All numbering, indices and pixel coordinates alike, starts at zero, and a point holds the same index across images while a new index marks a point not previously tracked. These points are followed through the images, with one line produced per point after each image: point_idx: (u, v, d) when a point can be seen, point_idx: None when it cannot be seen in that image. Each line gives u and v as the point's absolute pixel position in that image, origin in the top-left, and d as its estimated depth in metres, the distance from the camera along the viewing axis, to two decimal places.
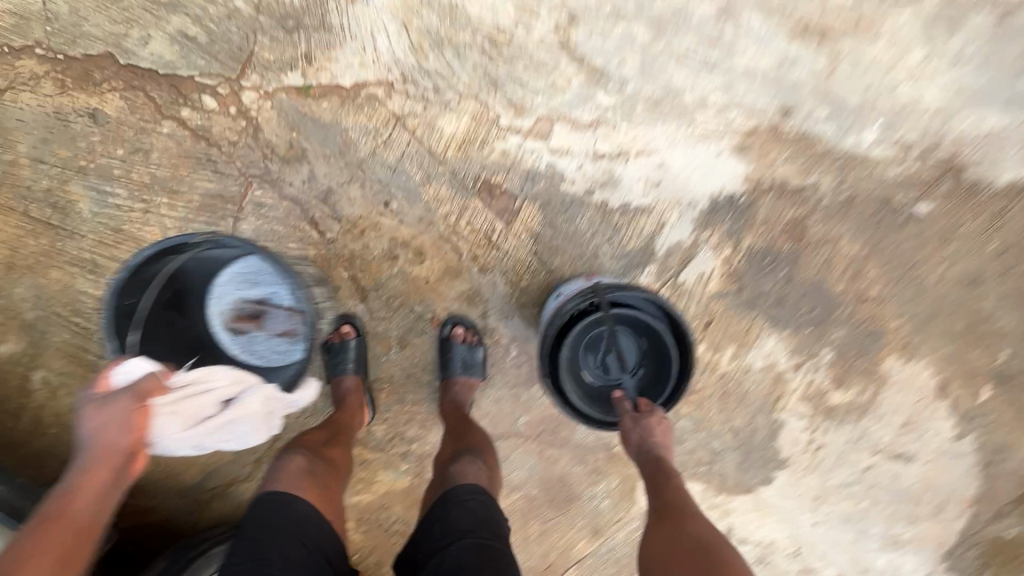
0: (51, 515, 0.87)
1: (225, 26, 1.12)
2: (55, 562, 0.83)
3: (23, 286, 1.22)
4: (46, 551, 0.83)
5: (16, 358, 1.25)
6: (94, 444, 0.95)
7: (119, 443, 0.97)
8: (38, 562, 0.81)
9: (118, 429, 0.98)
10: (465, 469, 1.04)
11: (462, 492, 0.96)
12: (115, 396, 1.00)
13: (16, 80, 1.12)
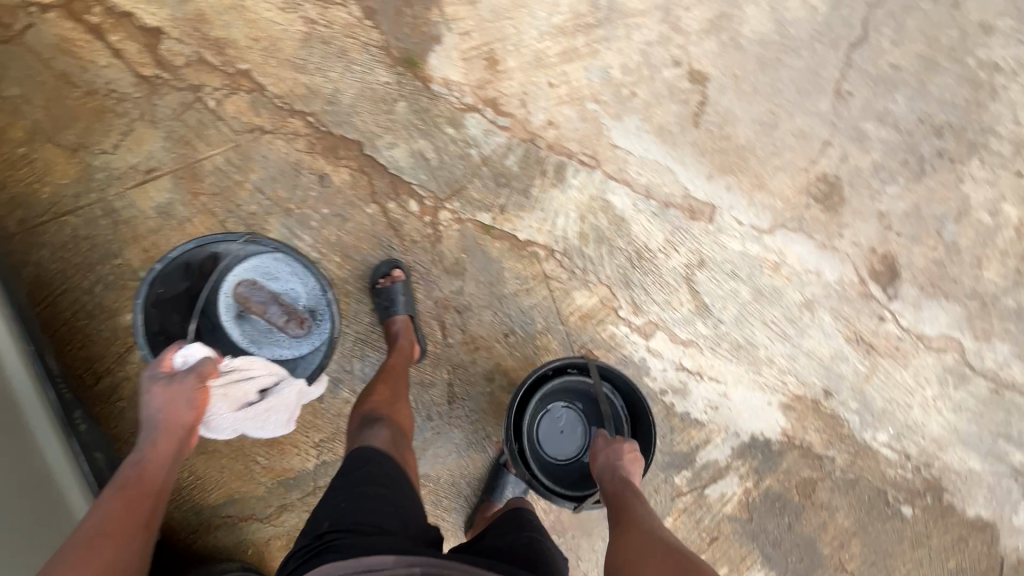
0: (123, 483, 0.99)
1: (456, 162, 1.41)
2: (135, 523, 0.96)
3: None
4: (128, 515, 0.95)
5: (132, 330, 1.34)
6: (159, 420, 1.08)
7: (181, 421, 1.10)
8: (121, 523, 0.94)
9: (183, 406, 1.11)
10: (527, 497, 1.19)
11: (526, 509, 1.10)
12: (183, 375, 1.12)
13: (279, 128, 1.36)
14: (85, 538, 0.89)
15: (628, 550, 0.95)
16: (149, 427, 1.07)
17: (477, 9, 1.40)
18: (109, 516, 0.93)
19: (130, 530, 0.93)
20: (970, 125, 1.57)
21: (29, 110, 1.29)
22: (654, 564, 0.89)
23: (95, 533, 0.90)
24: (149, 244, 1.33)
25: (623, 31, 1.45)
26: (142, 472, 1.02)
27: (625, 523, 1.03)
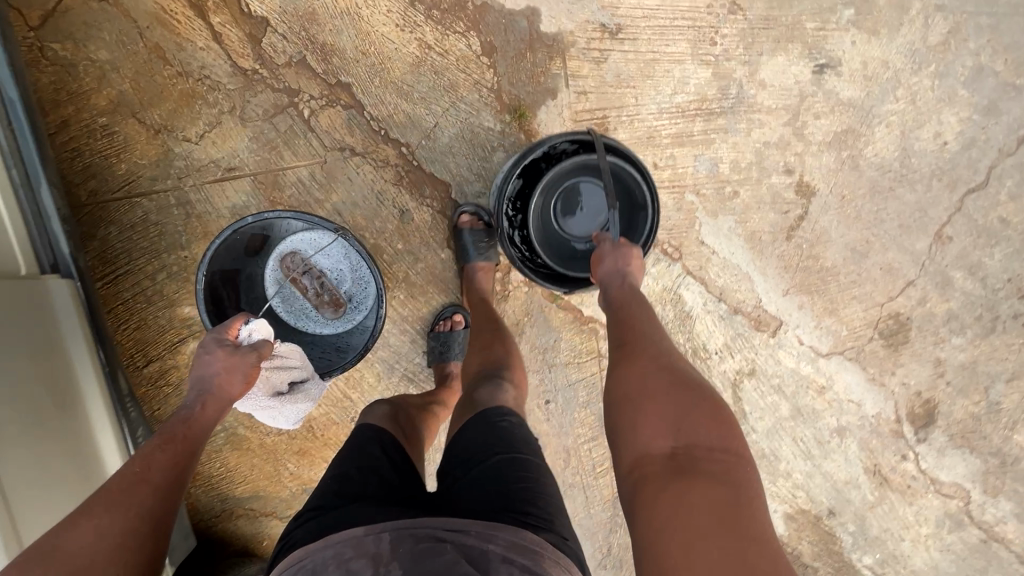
0: (172, 434, 0.95)
1: None
2: (161, 490, 0.86)
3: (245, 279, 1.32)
4: (156, 479, 0.86)
5: (188, 322, 1.33)
6: (210, 382, 1.02)
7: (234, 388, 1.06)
8: (149, 486, 0.85)
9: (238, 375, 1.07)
10: (492, 392, 1.08)
11: (492, 414, 1.01)
12: (245, 349, 1.08)
13: (370, 152, 1.28)
14: (132, 480, 0.85)
15: (625, 382, 0.86)
16: (201, 386, 1.02)
17: (601, 71, 1.30)
18: (154, 462, 0.89)
19: (173, 485, 0.88)
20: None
21: (116, 79, 1.21)
22: (649, 403, 0.81)
23: (141, 478, 0.85)
24: None
25: (744, 126, 1.36)
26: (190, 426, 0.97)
27: (629, 349, 0.93)
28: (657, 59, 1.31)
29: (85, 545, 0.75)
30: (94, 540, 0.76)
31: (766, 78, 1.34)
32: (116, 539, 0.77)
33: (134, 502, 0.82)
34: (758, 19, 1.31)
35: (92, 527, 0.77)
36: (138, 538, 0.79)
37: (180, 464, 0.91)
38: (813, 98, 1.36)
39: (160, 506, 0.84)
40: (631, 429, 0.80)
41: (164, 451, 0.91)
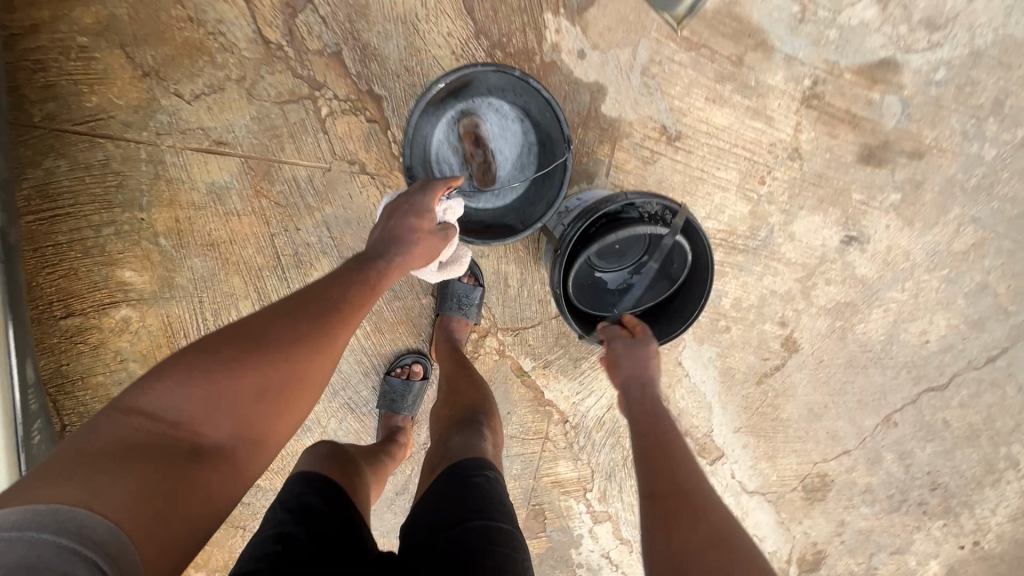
0: (361, 269, 0.84)
1: (532, 302, 1.30)
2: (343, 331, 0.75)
3: (202, 262, 1.19)
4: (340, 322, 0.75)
5: (124, 287, 1.20)
6: (410, 234, 0.91)
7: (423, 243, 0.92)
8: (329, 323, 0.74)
9: (424, 240, 0.93)
10: (470, 438, 0.92)
11: (467, 466, 0.83)
12: (434, 224, 0.96)
13: (381, 175, 1.16)
14: (319, 303, 0.74)
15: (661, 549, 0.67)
16: (393, 242, 0.90)
17: (645, 172, 1.22)
18: (338, 295, 0.77)
19: (353, 321, 0.77)
20: (959, 497, 1.64)
21: (113, 1, 1.04)
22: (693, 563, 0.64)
23: (329, 304, 0.75)
24: (183, 216, 1.16)
25: (758, 270, 1.34)
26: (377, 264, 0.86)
27: (661, 501, 0.73)
28: (703, 180, 1.25)
29: (270, 350, 0.67)
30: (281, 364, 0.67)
31: (795, 231, 1.31)
32: (292, 357, 0.68)
33: (314, 333, 0.71)
34: (811, 174, 1.27)
35: (286, 333, 0.69)
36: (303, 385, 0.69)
37: (361, 302, 0.80)
38: (830, 265, 1.35)
39: (340, 339, 0.74)
40: None
41: (353, 283, 0.80)
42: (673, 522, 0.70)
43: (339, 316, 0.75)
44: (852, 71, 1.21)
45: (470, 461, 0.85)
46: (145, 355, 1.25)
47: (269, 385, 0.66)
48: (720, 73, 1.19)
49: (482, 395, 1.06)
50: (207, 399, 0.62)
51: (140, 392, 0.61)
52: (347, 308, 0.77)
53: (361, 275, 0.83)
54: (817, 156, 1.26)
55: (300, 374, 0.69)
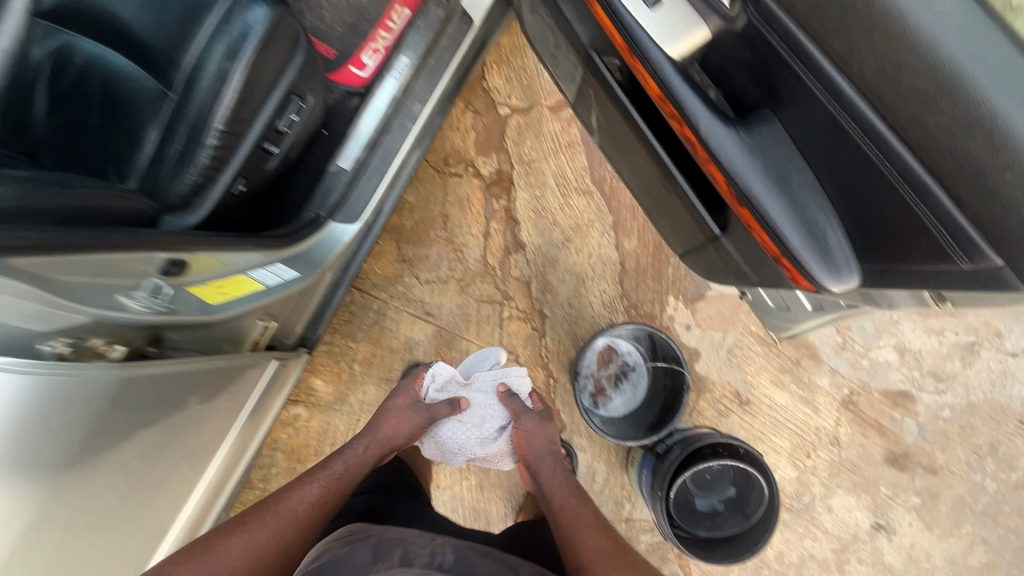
0: (348, 446, 1.21)
1: (610, 500, 1.55)
2: (298, 527, 1.01)
3: (374, 390, 1.55)
4: (293, 519, 1.01)
5: (310, 392, 1.54)
6: (379, 431, 1.24)
7: (400, 419, 1.27)
8: (282, 520, 1.00)
9: (414, 415, 1.29)
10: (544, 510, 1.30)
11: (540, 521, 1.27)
12: (420, 409, 1.30)
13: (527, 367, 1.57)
14: (313, 474, 1.11)
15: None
16: (375, 433, 1.24)
17: (718, 421, 1.60)
18: (302, 499, 1.05)
19: (342, 487, 1.12)
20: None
21: (404, 216, 1.62)
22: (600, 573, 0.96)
23: (322, 473, 1.12)
24: (378, 353, 1.56)
25: (800, 530, 1.58)
26: (359, 444, 1.21)
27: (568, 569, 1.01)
28: (761, 439, 1.60)
29: (279, 509, 1.02)
30: (240, 556, 0.93)
31: (833, 505, 1.59)
32: (296, 511, 1.03)
33: (272, 529, 0.98)
34: (847, 460, 1.61)
35: (294, 497, 1.05)
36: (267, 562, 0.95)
37: (348, 471, 1.15)
38: (861, 545, 1.58)
39: (293, 530, 1.00)
40: None
41: (341, 458, 1.18)
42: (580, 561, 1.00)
43: (332, 483, 1.11)
44: (879, 392, 1.63)
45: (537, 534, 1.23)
46: (294, 449, 1.52)
47: (280, 535, 0.99)
48: (783, 366, 1.63)
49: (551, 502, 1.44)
50: (241, 550, 0.94)
51: (188, 555, 0.91)
52: (338, 478, 1.12)
53: (355, 448, 1.20)
54: (853, 447, 1.61)
55: (301, 520, 1.02)
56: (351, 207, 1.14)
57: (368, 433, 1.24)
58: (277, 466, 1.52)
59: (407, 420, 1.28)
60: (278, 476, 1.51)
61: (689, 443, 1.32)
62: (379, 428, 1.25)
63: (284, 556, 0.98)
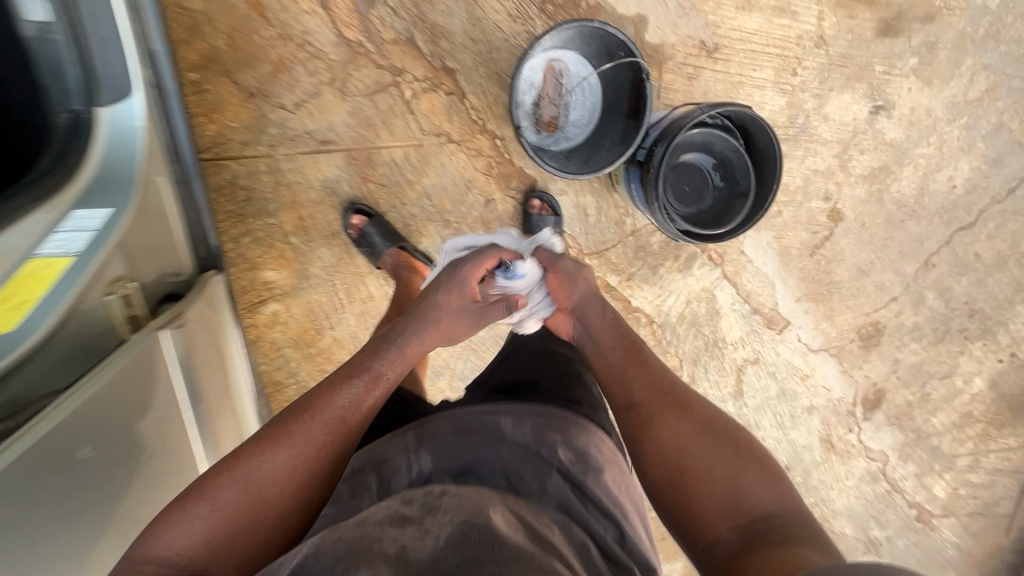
0: (390, 334, 1.08)
1: (609, 224, 1.49)
2: (348, 432, 0.90)
3: (328, 250, 1.37)
4: (341, 425, 0.90)
5: (269, 286, 1.38)
6: (429, 325, 1.11)
7: (451, 314, 1.13)
8: (327, 427, 0.88)
9: (467, 317, 1.15)
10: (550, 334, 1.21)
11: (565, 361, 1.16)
12: (472, 313, 1.16)
13: (465, 140, 1.32)
14: (353, 371, 0.99)
15: (653, 409, 0.96)
16: (428, 324, 1.11)
17: (692, 87, 1.37)
18: (343, 403, 0.92)
19: (384, 382, 0.99)
20: (993, 317, 1.89)
21: (211, 35, 1.17)
22: (668, 406, 0.96)
23: (363, 381, 0.97)
24: (305, 213, 1.33)
25: (800, 153, 1.50)
26: (398, 331, 1.08)
27: (640, 409, 0.97)
28: (744, 82, 1.39)
29: (308, 426, 0.88)
30: (285, 477, 0.83)
31: (829, 111, 1.46)
32: (330, 419, 0.90)
33: (320, 441, 0.87)
34: (836, 56, 1.41)
35: (338, 400, 0.92)
36: (319, 475, 0.86)
37: (390, 367, 1.01)
38: (863, 136, 1.51)
39: (341, 432, 0.90)
40: (668, 427, 0.93)
41: (380, 349, 1.04)
42: (647, 392, 0.99)
43: (370, 384, 0.97)
44: None
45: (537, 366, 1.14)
46: (296, 340, 1.45)
47: (315, 449, 0.86)
48: None
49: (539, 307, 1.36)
50: (284, 464, 0.83)
51: (222, 469, 0.83)
52: (379, 373, 1.00)
53: (396, 338, 1.07)
54: (841, 38, 1.40)
55: (338, 427, 0.89)
56: (110, 75, 0.80)
57: (405, 320, 1.10)
58: (293, 360, 1.48)
59: (464, 318, 1.15)
60: (300, 366, 1.49)
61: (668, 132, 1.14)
62: (421, 318, 1.11)
63: (324, 464, 0.86)
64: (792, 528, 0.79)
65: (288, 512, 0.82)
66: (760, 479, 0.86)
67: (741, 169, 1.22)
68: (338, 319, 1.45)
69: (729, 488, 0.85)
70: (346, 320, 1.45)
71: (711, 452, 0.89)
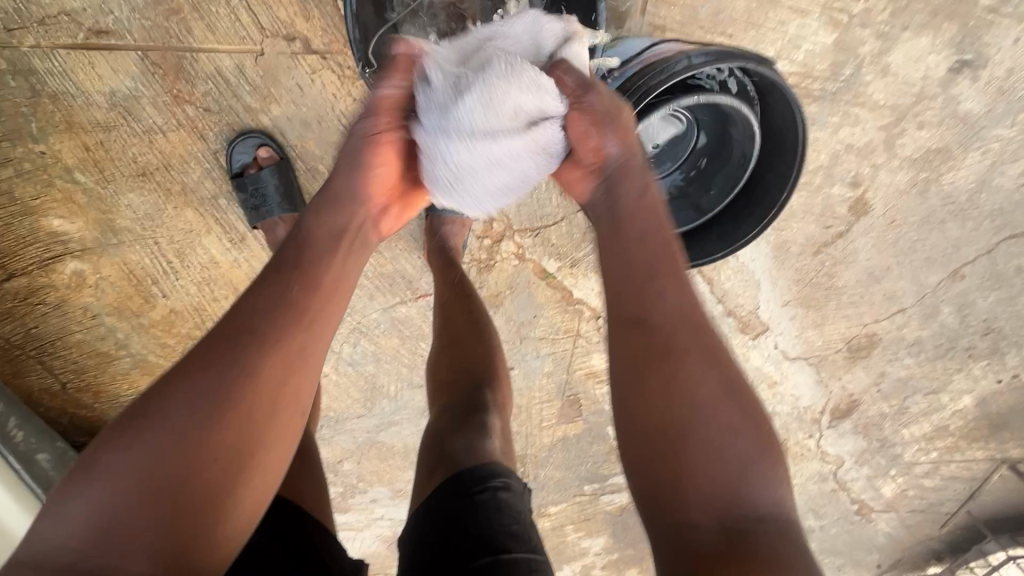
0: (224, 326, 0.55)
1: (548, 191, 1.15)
2: (295, 350, 0.55)
3: (139, 197, 0.96)
4: (288, 336, 0.55)
5: (59, 238, 0.99)
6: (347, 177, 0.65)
7: (345, 252, 0.64)
8: (255, 345, 0.53)
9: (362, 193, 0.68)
10: (463, 441, 0.70)
11: (484, 473, 0.64)
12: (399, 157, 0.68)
13: (333, 52, 0.86)
14: (172, 385, 0.50)
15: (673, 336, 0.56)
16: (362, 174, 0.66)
17: (696, 2, 0.91)
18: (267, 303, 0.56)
19: (250, 411, 0.51)
20: (1010, 337, 1.47)
21: None
22: (693, 327, 0.57)
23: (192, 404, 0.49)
24: (93, 142, 0.89)
25: (836, 120, 1.06)
26: (250, 324, 0.54)
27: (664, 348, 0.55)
28: (776, 3, 0.92)
29: (112, 487, 0.45)
30: (190, 430, 0.48)
31: (891, 64, 1.00)
32: (166, 454, 0.47)
33: (236, 370, 0.51)
34: None
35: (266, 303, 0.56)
36: (241, 420, 0.50)
37: (258, 385, 0.51)
38: (929, 103, 1.06)
39: (271, 357, 0.53)
40: (678, 343, 0.55)
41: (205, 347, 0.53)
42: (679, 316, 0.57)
43: (202, 408, 0.49)
44: None
45: (477, 466, 0.65)
46: (118, 307, 1.09)
47: (136, 504, 0.45)
48: None
49: (486, 352, 0.85)
50: (181, 417, 0.48)
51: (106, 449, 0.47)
52: (248, 386, 0.51)
53: (256, 337, 0.53)
54: None
55: (191, 465, 0.47)
56: None
57: (278, 286, 0.57)
58: (119, 331, 1.13)
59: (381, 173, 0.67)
60: (131, 338, 1.14)
61: (636, 82, 0.70)
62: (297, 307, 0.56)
63: (202, 527, 0.46)
64: (745, 435, 0.53)
65: (215, 458, 0.48)
66: (716, 372, 0.55)
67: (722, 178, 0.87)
68: (172, 287, 1.07)
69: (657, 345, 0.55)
70: (183, 288, 1.08)
71: (683, 348, 0.55)
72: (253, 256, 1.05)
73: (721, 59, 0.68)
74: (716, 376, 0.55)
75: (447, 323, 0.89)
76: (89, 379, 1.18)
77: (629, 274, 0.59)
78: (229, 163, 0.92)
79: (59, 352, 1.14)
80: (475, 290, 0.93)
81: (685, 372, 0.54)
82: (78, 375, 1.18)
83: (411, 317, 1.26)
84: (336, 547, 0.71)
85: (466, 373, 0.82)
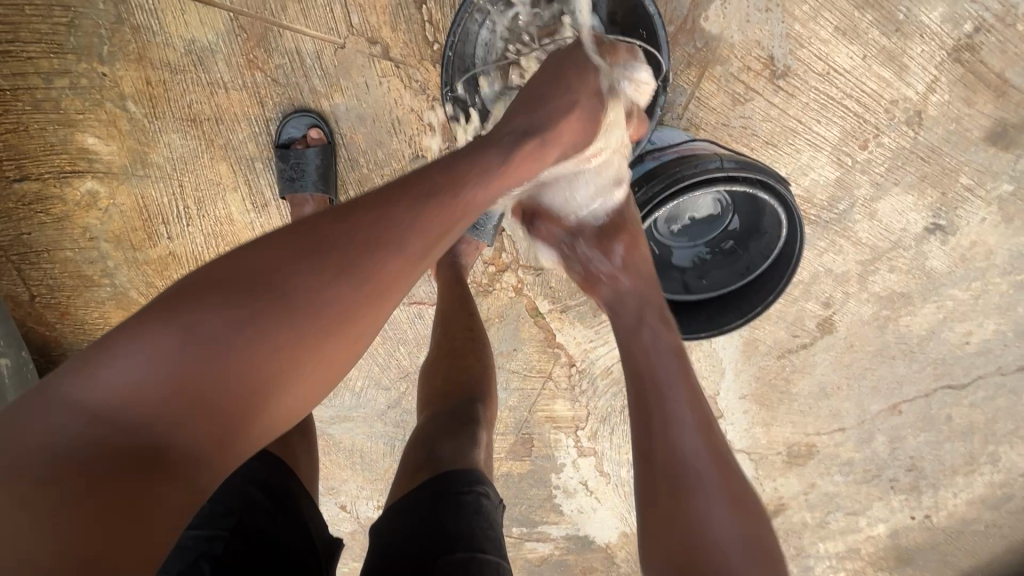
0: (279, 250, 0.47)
1: None
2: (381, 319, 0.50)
3: (181, 140, 0.99)
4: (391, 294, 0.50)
5: (87, 156, 1.00)
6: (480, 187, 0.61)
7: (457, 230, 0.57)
8: (368, 290, 0.48)
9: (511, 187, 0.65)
10: (458, 445, 0.75)
11: (467, 479, 0.68)
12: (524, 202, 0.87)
13: (407, 64, 0.93)
14: (264, 286, 0.44)
15: (671, 427, 0.63)
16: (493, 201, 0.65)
17: (731, 113, 1.03)
18: (394, 242, 0.50)
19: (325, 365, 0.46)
20: (929, 478, 1.59)
21: None
22: (698, 423, 0.63)
23: (211, 357, 0.41)
24: (156, 78, 0.93)
25: (823, 245, 1.18)
26: (302, 276, 0.45)
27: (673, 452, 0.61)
28: (796, 132, 1.05)
29: (129, 388, 0.39)
30: (273, 343, 0.43)
31: (879, 210, 1.13)
32: (218, 372, 0.41)
33: (344, 308, 0.46)
34: (923, 147, 1.07)
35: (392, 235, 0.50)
36: (313, 368, 0.45)
37: (334, 351, 0.46)
38: (902, 252, 1.19)
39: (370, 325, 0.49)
40: (682, 437, 0.62)
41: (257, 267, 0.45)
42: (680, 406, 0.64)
43: (294, 331, 0.44)
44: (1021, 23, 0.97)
45: (461, 470, 0.69)
46: (118, 236, 1.09)
47: (164, 415, 0.40)
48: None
49: (483, 370, 0.90)
50: (276, 323, 0.43)
51: (185, 308, 0.42)
52: (344, 325, 0.47)
53: (366, 283, 0.48)
54: (941, 124, 1.05)
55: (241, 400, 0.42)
56: None
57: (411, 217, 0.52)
58: (109, 259, 1.12)
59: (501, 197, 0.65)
60: (120, 269, 1.13)
61: (671, 171, 0.81)
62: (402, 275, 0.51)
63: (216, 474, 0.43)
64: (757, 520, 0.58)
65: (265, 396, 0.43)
66: (723, 463, 0.60)
67: (729, 280, 0.96)
68: (179, 231, 1.09)
69: (675, 463, 0.60)
70: (191, 236, 1.09)
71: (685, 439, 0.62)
72: (270, 223, 1.07)
73: (747, 170, 0.79)
74: (725, 466, 0.60)
75: (449, 335, 0.94)
76: (60, 298, 1.16)
77: (675, 473, 0.60)
78: (279, 133, 0.97)
79: (41, 264, 1.12)
80: (479, 312, 0.97)
81: (696, 482, 0.59)
82: (50, 291, 1.15)
83: (398, 319, 1.29)
84: (318, 517, 0.72)
85: (464, 387, 0.87)
